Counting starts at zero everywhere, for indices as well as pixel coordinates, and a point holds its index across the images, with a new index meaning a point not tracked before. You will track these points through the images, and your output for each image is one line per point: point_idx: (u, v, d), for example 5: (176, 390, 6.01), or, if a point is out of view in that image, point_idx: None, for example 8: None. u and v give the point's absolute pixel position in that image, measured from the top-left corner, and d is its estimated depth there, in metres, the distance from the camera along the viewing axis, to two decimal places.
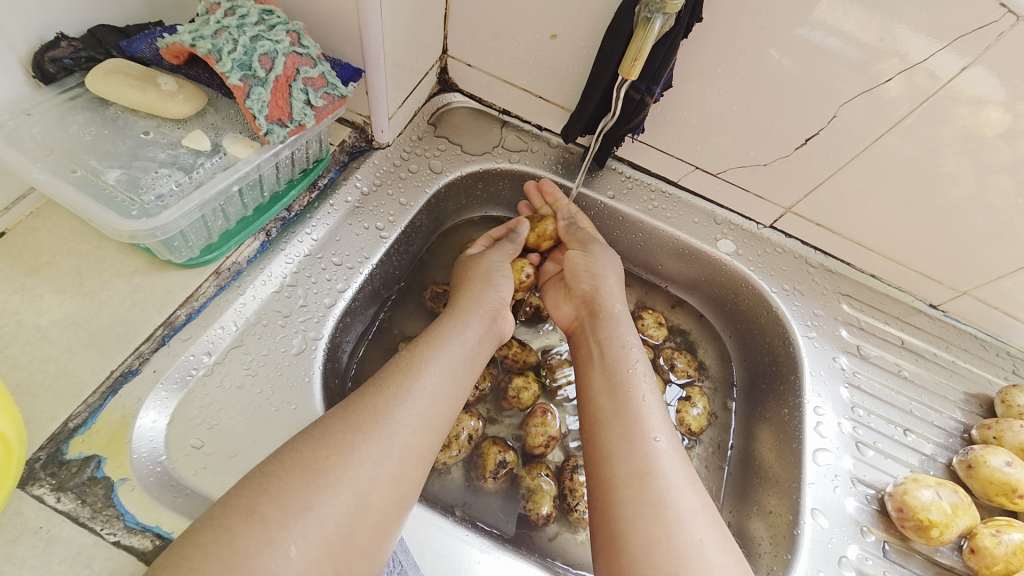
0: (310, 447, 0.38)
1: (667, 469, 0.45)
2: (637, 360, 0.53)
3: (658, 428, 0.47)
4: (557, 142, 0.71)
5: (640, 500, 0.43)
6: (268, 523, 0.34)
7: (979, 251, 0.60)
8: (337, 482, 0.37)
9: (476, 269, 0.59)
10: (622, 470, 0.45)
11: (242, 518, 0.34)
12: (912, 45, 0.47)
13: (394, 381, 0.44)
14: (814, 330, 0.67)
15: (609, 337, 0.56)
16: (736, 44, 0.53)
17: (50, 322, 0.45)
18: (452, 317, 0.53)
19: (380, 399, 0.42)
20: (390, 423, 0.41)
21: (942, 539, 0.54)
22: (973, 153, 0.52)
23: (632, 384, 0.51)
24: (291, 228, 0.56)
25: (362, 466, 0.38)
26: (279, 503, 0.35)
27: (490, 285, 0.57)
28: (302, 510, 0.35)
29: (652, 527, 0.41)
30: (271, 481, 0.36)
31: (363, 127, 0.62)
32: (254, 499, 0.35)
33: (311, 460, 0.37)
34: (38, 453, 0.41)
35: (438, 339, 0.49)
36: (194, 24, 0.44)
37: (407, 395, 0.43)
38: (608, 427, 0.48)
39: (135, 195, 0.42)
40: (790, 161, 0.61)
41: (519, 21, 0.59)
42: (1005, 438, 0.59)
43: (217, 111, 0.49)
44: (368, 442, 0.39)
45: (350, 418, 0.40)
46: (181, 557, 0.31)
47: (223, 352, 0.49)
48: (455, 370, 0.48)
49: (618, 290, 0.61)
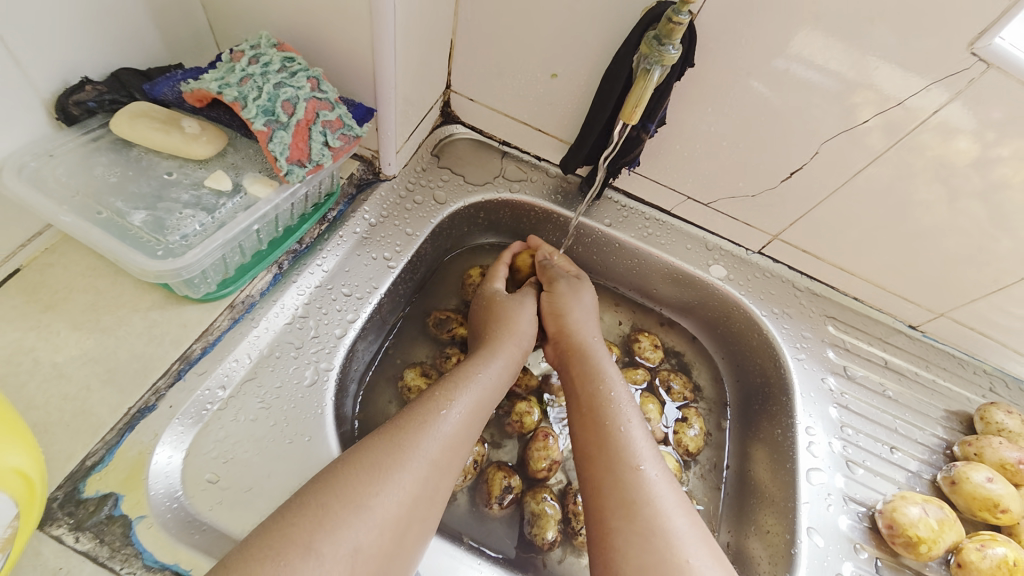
0: (358, 478, 0.41)
1: (655, 494, 0.46)
2: (616, 388, 0.55)
3: (644, 456, 0.49)
4: (555, 171, 0.74)
5: (629, 528, 0.44)
6: (322, 559, 0.36)
7: (954, 273, 0.65)
8: (378, 514, 0.39)
9: (513, 316, 0.61)
10: (611, 499, 0.46)
11: (299, 552, 0.36)
12: (889, 80, 0.51)
13: (431, 419, 0.46)
14: (803, 351, 0.70)
15: (583, 372, 0.57)
16: (725, 85, 0.57)
17: (67, 359, 0.46)
18: (483, 358, 0.55)
19: (420, 436, 0.45)
20: (419, 455, 0.44)
21: (931, 554, 0.57)
22: (944, 179, 0.56)
23: (614, 415, 0.52)
24: (302, 260, 0.58)
25: (400, 496, 0.41)
26: (332, 536, 0.37)
27: (521, 334, 0.60)
28: (349, 548, 0.37)
29: (643, 553, 0.43)
30: (325, 513, 0.38)
31: (372, 160, 0.64)
32: (311, 533, 0.37)
33: (360, 495, 0.40)
34: (56, 492, 0.41)
35: (469, 380, 0.52)
36: (219, 72, 0.46)
37: (436, 429, 0.46)
38: (596, 460, 0.50)
39: (159, 236, 0.44)
40: (777, 192, 0.65)
41: (521, 60, 0.62)
42: (986, 455, 0.63)
43: (237, 151, 0.50)
44: (403, 472, 0.42)
45: (396, 453, 0.43)
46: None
47: (237, 386, 0.50)
48: (479, 408, 0.51)
49: (589, 323, 0.63)
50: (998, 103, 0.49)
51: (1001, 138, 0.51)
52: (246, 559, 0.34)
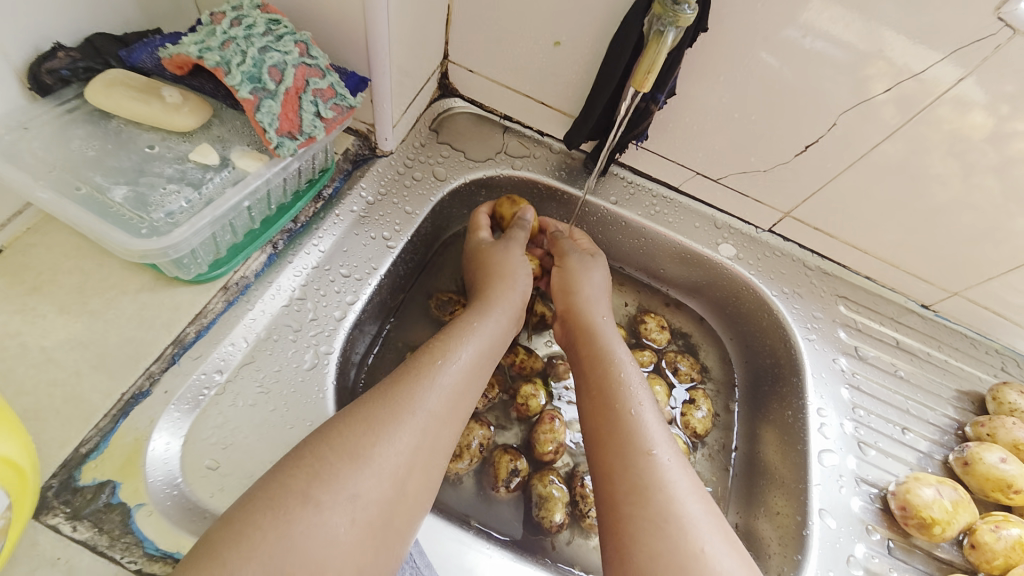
0: (356, 432, 0.40)
1: (668, 480, 0.45)
2: (627, 370, 0.53)
3: (656, 439, 0.48)
4: (559, 147, 0.71)
5: (641, 514, 0.43)
6: (321, 507, 0.36)
7: (967, 252, 0.62)
8: (377, 466, 0.39)
9: (504, 263, 0.59)
10: (622, 485, 0.45)
11: (297, 502, 0.36)
12: (900, 52, 0.48)
13: (427, 372, 0.46)
14: (814, 332, 0.68)
15: (592, 355, 0.55)
16: (739, 53, 0.53)
17: (55, 343, 0.44)
18: (480, 312, 0.54)
19: (415, 389, 0.44)
20: (417, 410, 0.43)
21: (944, 536, 0.56)
22: (960, 155, 0.53)
23: (624, 398, 0.51)
24: (298, 239, 0.55)
25: (399, 450, 0.41)
26: (329, 487, 0.37)
27: (515, 283, 0.58)
28: (348, 495, 0.38)
29: (655, 539, 0.42)
30: (321, 466, 0.38)
31: (368, 135, 0.61)
32: (308, 484, 0.37)
33: (359, 446, 0.40)
34: (51, 481, 0.40)
35: (467, 331, 0.51)
36: (200, 35, 0.43)
37: (434, 381, 0.45)
38: (606, 444, 0.48)
39: (143, 213, 0.41)
40: (790, 167, 0.62)
41: (523, 27, 0.58)
42: (998, 435, 0.61)
43: (223, 123, 0.47)
44: (401, 426, 0.42)
45: (394, 409, 0.42)
46: (243, 537, 0.34)
47: (234, 370, 0.48)
48: (480, 359, 0.50)
49: (599, 301, 0.61)
50: (1010, 80, 0.47)
51: (1015, 112, 0.49)
52: (249, 510, 0.35)
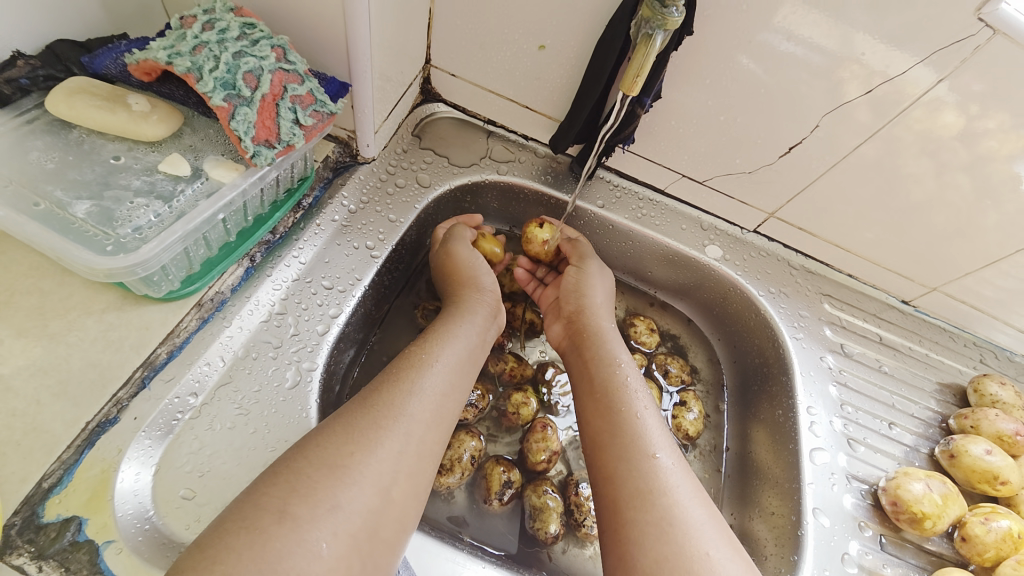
0: (332, 442, 0.39)
1: (672, 484, 0.44)
2: (629, 374, 0.53)
3: (659, 443, 0.47)
4: (544, 151, 0.70)
5: (645, 519, 0.42)
6: (298, 523, 0.34)
7: (942, 248, 0.63)
8: (358, 474, 0.38)
9: (472, 266, 0.59)
10: (626, 489, 0.44)
11: (273, 519, 0.34)
12: (872, 56, 0.49)
13: (407, 377, 0.45)
14: (801, 331, 0.69)
15: (596, 357, 0.55)
16: (722, 56, 0.53)
17: (13, 370, 0.41)
18: (455, 317, 0.54)
19: (395, 394, 0.43)
20: (399, 415, 0.42)
21: (935, 529, 0.57)
22: (932, 153, 0.54)
23: (628, 401, 0.50)
24: (276, 252, 0.53)
25: (382, 456, 0.39)
26: (309, 501, 0.35)
27: (482, 287, 0.58)
28: (329, 506, 0.36)
29: (660, 545, 0.41)
30: (299, 479, 0.36)
31: (348, 141, 0.59)
32: (285, 499, 0.35)
33: (337, 457, 0.38)
34: (13, 519, 0.38)
35: (444, 335, 0.51)
36: (169, 40, 0.41)
37: (413, 385, 0.44)
38: (608, 448, 0.47)
39: (109, 229, 0.39)
40: (774, 168, 0.62)
41: (506, 31, 0.57)
42: (982, 427, 0.63)
43: (195, 131, 0.45)
44: (384, 434, 0.40)
45: (372, 415, 0.41)
46: (218, 564, 0.31)
47: (211, 392, 0.46)
48: (459, 364, 0.49)
49: (606, 307, 0.61)
50: (980, 76, 0.48)
51: (986, 110, 0.50)
52: (221, 534, 0.33)
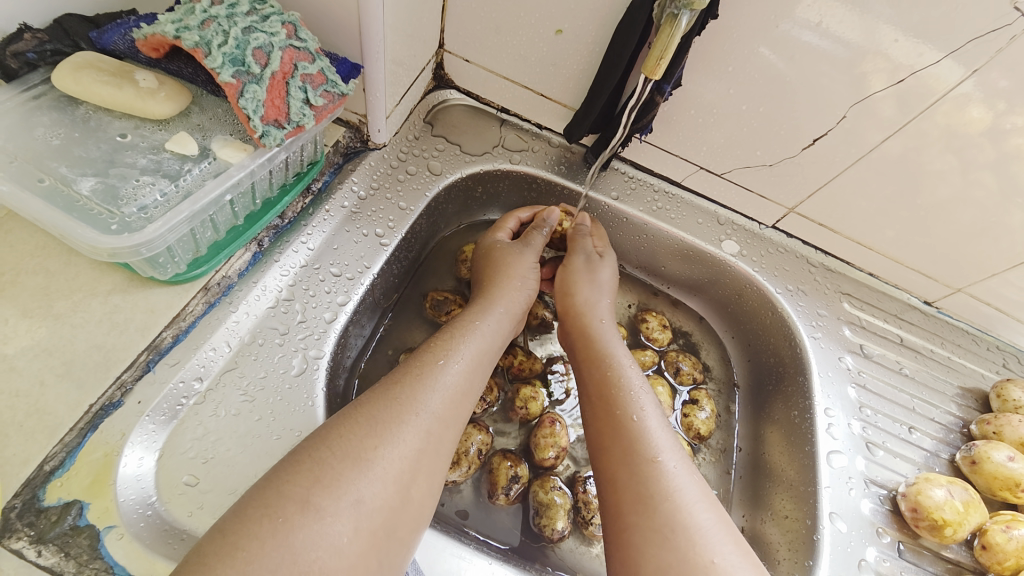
0: (356, 433, 0.38)
1: (675, 487, 0.43)
2: (628, 373, 0.51)
3: (661, 445, 0.45)
4: (558, 140, 0.68)
5: (647, 523, 0.41)
6: (322, 514, 0.33)
7: (966, 249, 0.61)
8: (372, 465, 0.37)
9: (512, 264, 0.58)
10: (627, 495, 0.43)
11: (298, 510, 0.33)
12: (901, 46, 0.47)
13: (428, 372, 0.43)
14: (819, 330, 0.67)
15: (592, 356, 0.54)
16: (744, 44, 0.51)
17: (17, 351, 0.41)
18: (483, 311, 0.52)
19: (416, 389, 0.42)
20: (419, 411, 0.41)
21: (955, 537, 0.55)
22: (959, 151, 0.52)
23: (627, 401, 0.49)
24: (284, 237, 0.52)
25: (402, 453, 0.38)
26: (332, 493, 0.34)
27: (523, 287, 0.57)
28: (346, 496, 0.35)
29: (662, 551, 0.39)
30: (323, 469, 0.35)
31: (359, 127, 0.58)
32: (308, 488, 0.34)
33: (351, 445, 0.37)
34: (13, 501, 0.37)
35: (469, 329, 0.49)
36: (177, 13, 0.40)
37: (435, 381, 0.43)
38: (609, 450, 0.47)
39: (113, 207, 0.38)
40: (796, 162, 0.59)
41: (521, 15, 0.55)
42: (1006, 433, 0.61)
43: (203, 110, 0.45)
44: (403, 428, 0.39)
45: (394, 408, 0.40)
46: (236, 548, 0.31)
47: (215, 378, 0.45)
48: (481, 359, 0.48)
49: (603, 301, 0.59)
50: (1007, 72, 0.45)
51: (1014, 107, 0.47)
52: (239, 520, 0.32)
